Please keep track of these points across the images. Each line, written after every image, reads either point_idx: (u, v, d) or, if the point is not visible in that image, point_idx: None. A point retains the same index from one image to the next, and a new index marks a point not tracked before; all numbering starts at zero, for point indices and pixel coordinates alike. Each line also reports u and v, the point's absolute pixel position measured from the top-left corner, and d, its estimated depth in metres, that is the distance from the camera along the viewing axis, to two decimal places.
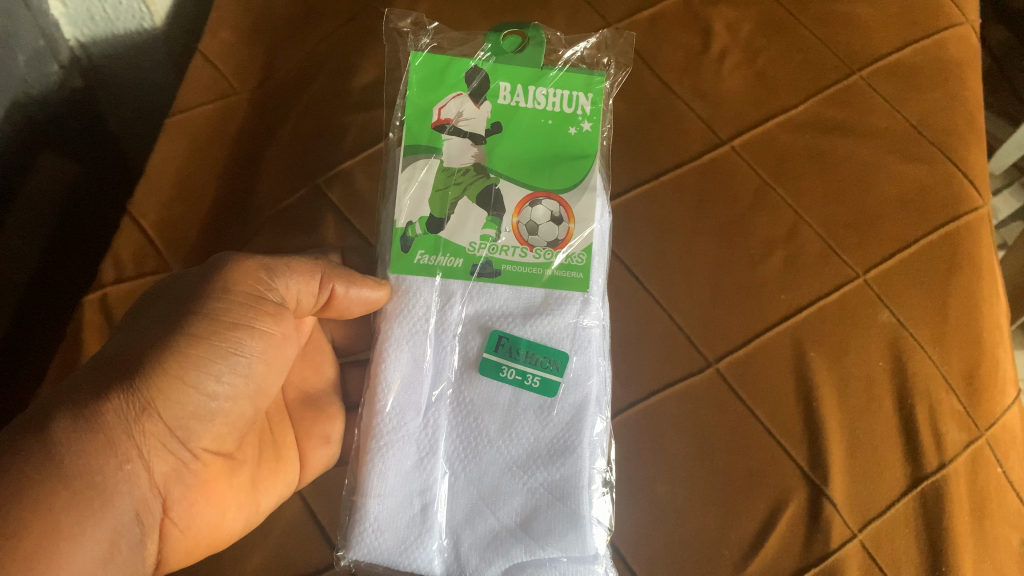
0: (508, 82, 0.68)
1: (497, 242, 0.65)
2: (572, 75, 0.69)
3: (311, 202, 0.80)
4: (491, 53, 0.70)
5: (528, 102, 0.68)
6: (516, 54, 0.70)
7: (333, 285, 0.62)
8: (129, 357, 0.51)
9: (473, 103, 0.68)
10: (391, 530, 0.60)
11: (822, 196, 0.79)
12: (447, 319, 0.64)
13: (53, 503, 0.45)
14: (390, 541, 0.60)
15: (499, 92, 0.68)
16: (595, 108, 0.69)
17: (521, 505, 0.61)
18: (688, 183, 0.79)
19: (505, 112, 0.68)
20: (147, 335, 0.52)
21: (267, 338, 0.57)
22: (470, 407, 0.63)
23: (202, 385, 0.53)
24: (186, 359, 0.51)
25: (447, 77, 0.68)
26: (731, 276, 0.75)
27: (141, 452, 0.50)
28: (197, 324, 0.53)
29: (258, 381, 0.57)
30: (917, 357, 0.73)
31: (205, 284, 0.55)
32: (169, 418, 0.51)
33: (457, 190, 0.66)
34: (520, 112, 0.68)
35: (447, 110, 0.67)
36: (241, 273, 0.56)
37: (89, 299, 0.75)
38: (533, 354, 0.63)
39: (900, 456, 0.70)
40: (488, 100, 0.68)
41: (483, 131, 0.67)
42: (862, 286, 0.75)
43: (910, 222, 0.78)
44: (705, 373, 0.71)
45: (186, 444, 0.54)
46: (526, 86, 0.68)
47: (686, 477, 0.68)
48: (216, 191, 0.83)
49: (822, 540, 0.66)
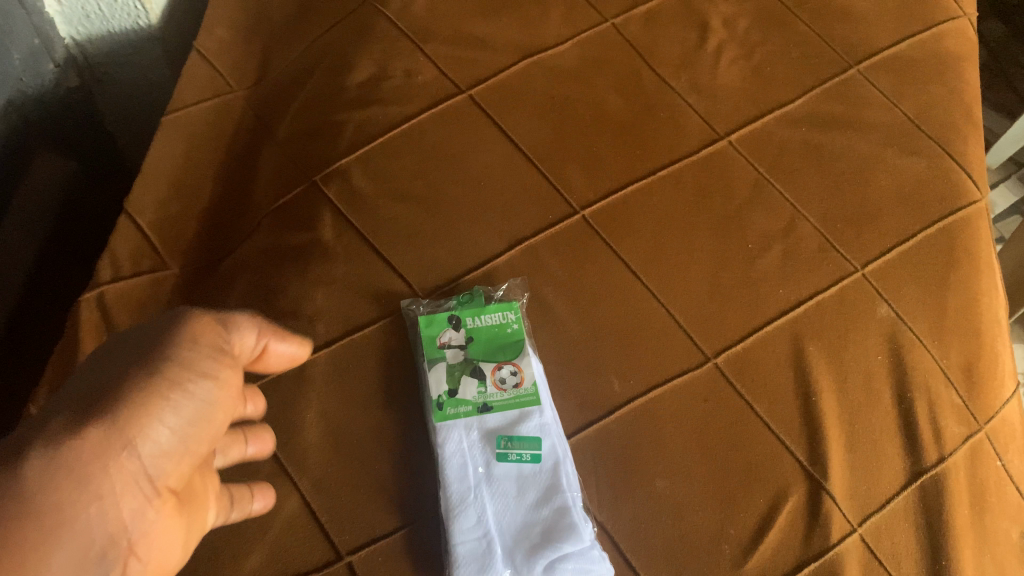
0: (467, 142, 0.79)
1: (478, 321, 0.69)
2: (519, 132, 0.80)
3: (308, 197, 0.76)
4: (447, 114, 0.80)
5: (480, 159, 0.78)
6: (463, 118, 0.80)
7: (269, 339, 0.54)
8: (81, 401, 0.43)
9: (445, 160, 0.78)
10: (415, 550, 0.61)
11: (819, 192, 0.80)
12: (454, 396, 0.66)
13: (24, 537, 0.39)
14: (413, 558, 0.61)
15: (463, 151, 0.79)
16: (542, 154, 0.79)
17: (523, 527, 0.62)
18: (684, 179, 0.79)
19: (465, 170, 0.78)
20: (105, 375, 0.44)
21: (225, 383, 0.49)
22: (462, 449, 0.64)
23: (169, 426, 0.45)
24: (152, 400, 0.44)
25: (419, 141, 0.79)
26: (729, 272, 0.74)
27: (107, 490, 0.42)
28: (162, 362, 0.45)
29: (218, 425, 0.49)
30: (915, 351, 0.73)
31: (161, 325, 0.47)
32: (135, 457, 0.43)
33: (443, 232, 0.74)
34: (475, 167, 0.78)
35: (422, 167, 0.77)
36: (200, 323, 0.48)
37: (86, 297, 0.75)
38: (510, 404, 0.66)
39: (900, 450, 0.69)
40: (454, 158, 0.78)
41: (453, 183, 0.77)
42: (859, 281, 0.75)
43: (907, 215, 0.79)
44: (704, 368, 0.70)
45: (152, 481, 0.45)
46: (481, 145, 0.79)
47: (684, 474, 0.65)
48: (212, 191, 0.84)
49: (820, 535, 0.64)
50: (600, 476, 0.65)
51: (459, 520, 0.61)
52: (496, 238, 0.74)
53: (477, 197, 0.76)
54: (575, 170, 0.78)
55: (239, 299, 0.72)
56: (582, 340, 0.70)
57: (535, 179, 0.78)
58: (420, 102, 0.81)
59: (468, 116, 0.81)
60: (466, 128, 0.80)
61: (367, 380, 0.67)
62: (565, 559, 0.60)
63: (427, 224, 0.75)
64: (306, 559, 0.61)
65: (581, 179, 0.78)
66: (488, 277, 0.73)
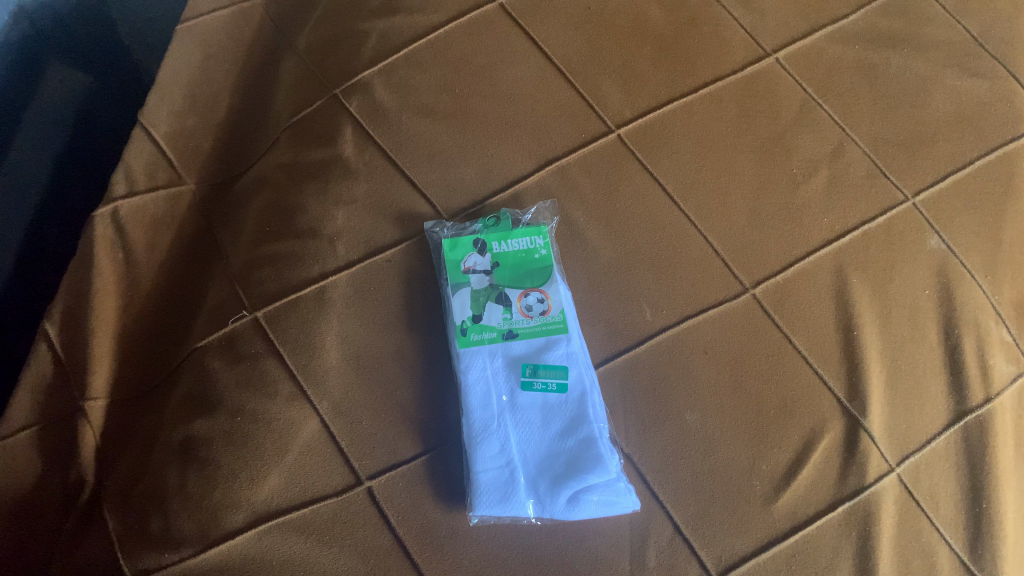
0: (500, 53, 0.75)
1: (504, 246, 0.66)
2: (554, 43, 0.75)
3: (329, 112, 0.73)
4: (479, 24, 0.76)
5: (515, 72, 0.74)
6: (495, 28, 0.76)
7: None
8: None
9: (476, 74, 0.74)
10: (438, 478, 0.60)
11: (870, 113, 0.75)
12: (477, 322, 0.63)
13: None
14: (436, 484, 0.60)
15: (497, 63, 0.74)
16: (577, 68, 0.74)
17: (550, 459, 0.60)
18: (726, 98, 0.74)
19: (498, 83, 0.73)
20: None
21: None
22: (485, 375, 0.61)
23: None
24: None
25: (449, 53, 0.74)
26: (770, 199, 0.70)
27: None
28: None
29: None
30: (965, 286, 0.69)
31: None
32: None
33: (472, 150, 0.71)
34: (508, 81, 0.73)
35: (451, 81, 0.73)
36: None
37: (101, 213, 0.73)
38: (536, 331, 0.63)
39: (945, 389, 0.66)
40: (487, 71, 0.74)
41: (485, 98, 0.73)
42: (910, 211, 0.70)
43: (965, 142, 0.74)
44: (740, 299, 0.66)
45: None
46: (516, 58, 0.74)
47: (716, 409, 0.62)
48: (229, 104, 0.81)
49: (857, 474, 0.62)
50: (628, 406, 0.63)
51: (481, 448, 0.59)
52: (526, 158, 0.71)
53: (506, 113, 0.72)
54: (612, 85, 0.74)
55: (256, 220, 0.70)
56: (613, 268, 0.67)
57: (568, 94, 0.73)
58: (448, 11, 0.76)
59: (498, 26, 0.76)
60: (496, 40, 0.75)
61: (387, 304, 0.65)
62: (589, 490, 0.58)
63: (453, 141, 0.71)
64: (324, 483, 0.59)
65: (618, 96, 0.73)
66: (517, 198, 0.69)
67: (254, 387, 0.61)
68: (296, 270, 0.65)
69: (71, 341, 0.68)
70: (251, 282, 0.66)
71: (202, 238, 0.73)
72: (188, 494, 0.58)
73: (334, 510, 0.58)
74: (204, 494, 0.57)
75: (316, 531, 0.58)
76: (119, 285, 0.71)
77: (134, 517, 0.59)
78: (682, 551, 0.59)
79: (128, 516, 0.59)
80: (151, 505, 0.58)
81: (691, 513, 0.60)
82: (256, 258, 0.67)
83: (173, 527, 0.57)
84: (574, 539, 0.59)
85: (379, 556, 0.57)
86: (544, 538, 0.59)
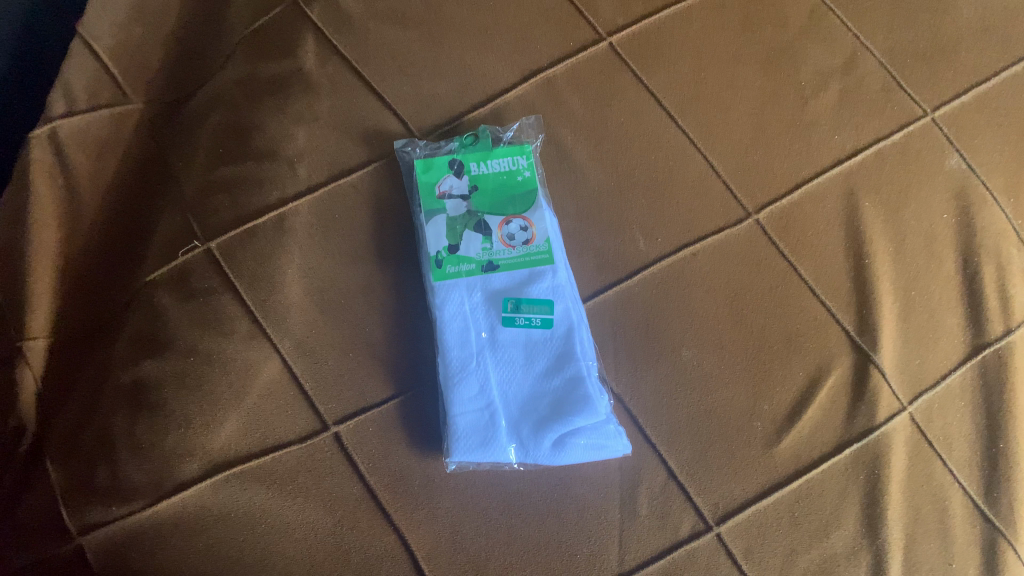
0: None
1: (483, 168, 0.59)
2: None
3: (287, 20, 0.65)
4: None
5: None
6: None
7: None
8: None
9: None
10: (412, 421, 0.55)
11: (888, 20, 0.67)
12: (454, 253, 0.57)
13: None
14: (410, 429, 0.55)
15: None
16: None
17: (533, 400, 0.55)
18: (729, 4, 0.67)
19: None
20: None
21: None
22: (462, 311, 0.56)
23: None
24: None
25: None
26: (776, 116, 0.64)
27: None
28: None
29: None
30: (987, 210, 0.63)
31: None
32: None
33: (448, 64, 0.64)
34: None
35: None
36: None
37: (37, 135, 0.65)
38: (518, 263, 0.57)
39: (962, 321, 0.61)
40: None
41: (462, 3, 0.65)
42: (929, 127, 0.64)
43: (990, 51, 0.67)
44: (743, 226, 0.60)
45: None
46: None
47: (714, 344, 0.57)
48: (179, 13, 0.73)
49: (866, 414, 0.57)
50: (618, 342, 0.57)
51: (458, 390, 0.54)
52: (507, 71, 0.64)
53: (485, 21, 0.65)
54: None
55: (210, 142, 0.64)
56: (603, 193, 0.61)
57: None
58: None
59: None
60: None
61: (354, 233, 0.59)
62: (576, 434, 0.54)
63: (426, 54, 0.64)
64: (287, 429, 0.54)
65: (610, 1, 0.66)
66: (497, 116, 0.63)
67: (208, 325, 0.55)
68: (252, 196, 0.59)
69: (8, 277, 0.62)
70: (204, 210, 0.60)
71: (152, 163, 0.67)
72: (137, 442, 0.52)
73: (298, 457, 0.53)
74: (155, 442, 0.52)
75: (278, 481, 0.53)
76: (62, 217, 0.64)
77: (80, 467, 0.53)
78: (677, 497, 0.54)
79: (73, 467, 0.53)
80: (96, 454, 0.53)
81: (686, 457, 0.55)
82: (209, 183, 0.61)
83: (121, 477, 0.52)
84: (560, 486, 0.55)
85: (348, 507, 0.53)
86: (527, 485, 0.54)
